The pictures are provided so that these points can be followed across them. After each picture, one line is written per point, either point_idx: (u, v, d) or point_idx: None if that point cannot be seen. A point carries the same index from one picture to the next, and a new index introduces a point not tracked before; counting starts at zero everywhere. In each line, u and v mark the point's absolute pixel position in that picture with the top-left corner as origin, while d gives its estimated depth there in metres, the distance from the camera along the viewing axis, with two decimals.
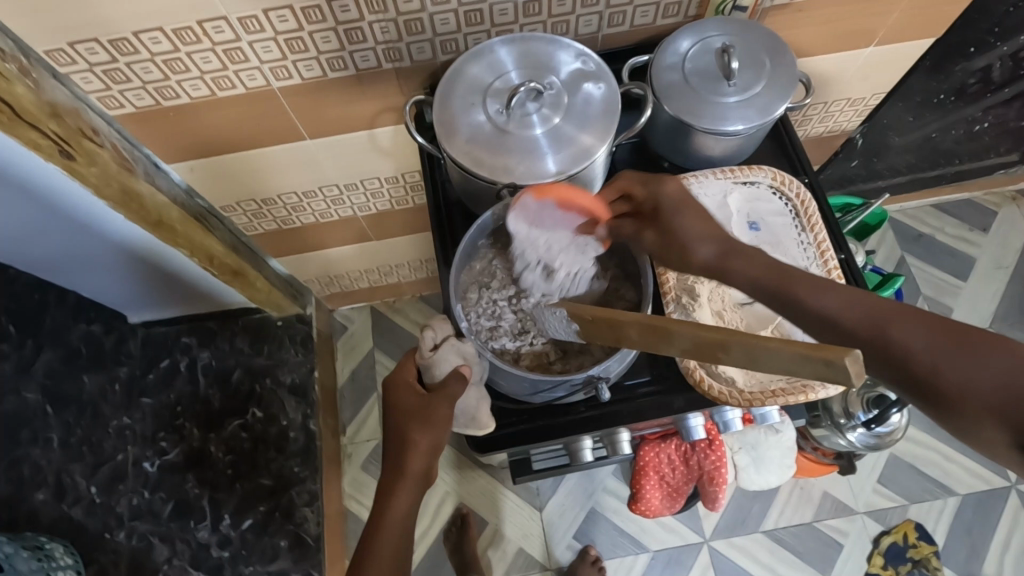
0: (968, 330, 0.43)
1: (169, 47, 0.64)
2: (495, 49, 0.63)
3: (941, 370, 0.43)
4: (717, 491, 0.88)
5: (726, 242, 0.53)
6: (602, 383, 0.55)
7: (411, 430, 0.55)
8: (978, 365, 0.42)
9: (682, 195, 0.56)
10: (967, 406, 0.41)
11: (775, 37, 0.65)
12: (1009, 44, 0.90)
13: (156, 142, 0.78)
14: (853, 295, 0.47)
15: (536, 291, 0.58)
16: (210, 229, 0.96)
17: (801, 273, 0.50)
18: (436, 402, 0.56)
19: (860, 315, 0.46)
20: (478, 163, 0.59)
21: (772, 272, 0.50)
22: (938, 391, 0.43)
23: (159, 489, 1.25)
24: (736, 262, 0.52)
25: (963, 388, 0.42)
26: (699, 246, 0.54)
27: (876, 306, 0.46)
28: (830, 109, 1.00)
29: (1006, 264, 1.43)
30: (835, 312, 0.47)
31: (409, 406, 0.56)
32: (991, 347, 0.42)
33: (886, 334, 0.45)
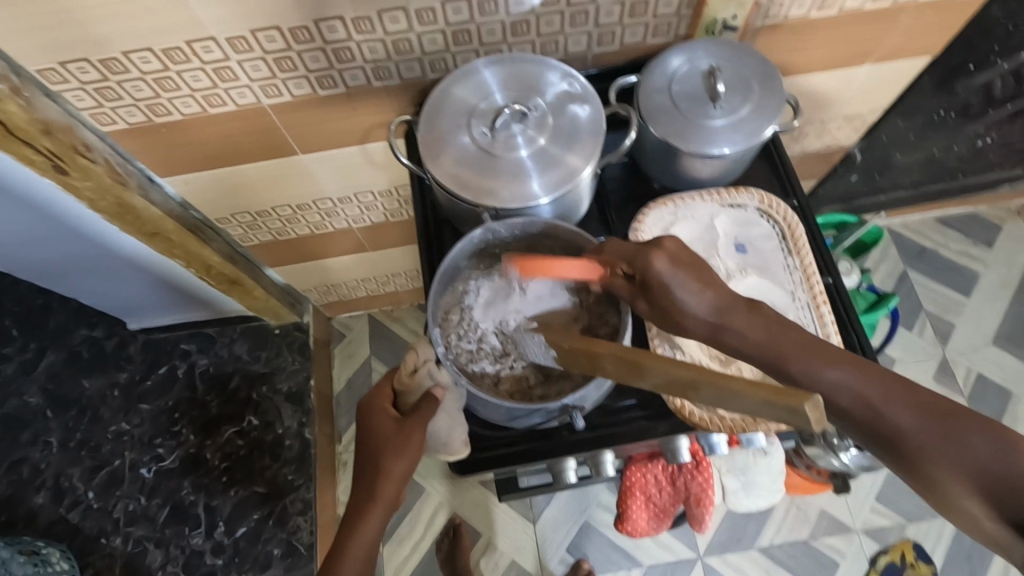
0: (958, 412, 0.42)
1: (159, 66, 0.65)
2: (481, 71, 0.63)
3: (929, 451, 0.41)
4: (705, 513, 0.87)
5: (722, 315, 0.49)
6: (577, 412, 0.55)
7: (384, 456, 0.54)
8: (966, 450, 0.40)
9: (673, 267, 0.50)
10: (951, 487, 0.41)
11: (764, 59, 0.64)
12: (1009, 61, 0.88)
13: (150, 157, 0.79)
14: (845, 367, 0.45)
15: (515, 315, 0.58)
16: (205, 241, 0.96)
17: (797, 343, 0.47)
18: (410, 428, 0.55)
19: (854, 391, 0.44)
20: (462, 186, 0.59)
21: (768, 345, 0.47)
22: (925, 470, 0.42)
23: (155, 495, 1.26)
24: (729, 334, 0.49)
25: (951, 469, 0.41)
26: (689, 321, 0.50)
27: (871, 381, 0.44)
28: (827, 125, 0.99)
29: (1010, 281, 1.42)
30: (833, 385, 0.45)
31: (384, 432, 0.56)
32: (980, 434, 0.40)
33: (879, 411, 0.43)
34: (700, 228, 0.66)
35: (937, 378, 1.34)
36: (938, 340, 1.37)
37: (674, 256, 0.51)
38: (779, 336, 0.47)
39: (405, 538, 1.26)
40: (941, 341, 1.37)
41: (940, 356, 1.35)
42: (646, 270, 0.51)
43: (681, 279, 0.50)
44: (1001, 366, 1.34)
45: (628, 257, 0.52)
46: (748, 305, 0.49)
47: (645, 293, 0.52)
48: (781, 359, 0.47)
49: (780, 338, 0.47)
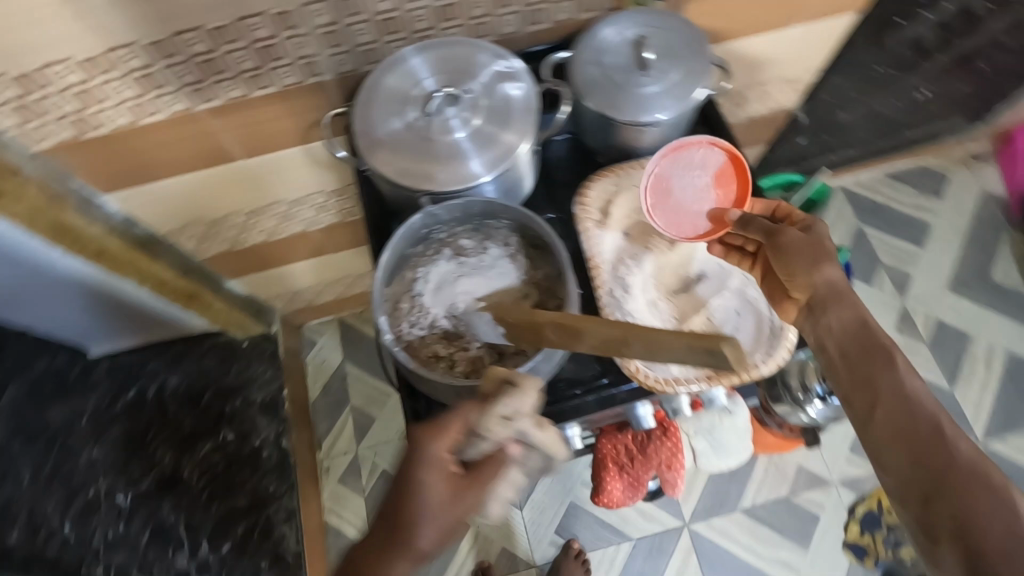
0: (984, 475, 0.46)
1: (81, 77, 0.63)
2: (410, 58, 0.62)
3: (961, 491, 0.46)
4: (676, 477, 0.88)
5: (847, 302, 0.56)
6: None
7: (421, 522, 0.51)
8: (994, 509, 0.45)
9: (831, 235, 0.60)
10: (956, 527, 0.45)
11: (690, 24, 0.65)
12: (936, 12, 0.86)
13: (87, 174, 0.77)
14: (910, 385, 0.51)
15: (465, 297, 0.59)
16: (156, 256, 0.95)
17: (876, 345, 0.54)
18: (468, 503, 0.51)
19: (904, 402, 0.51)
20: (403, 174, 0.58)
21: (860, 334, 0.54)
22: (945, 508, 0.46)
23: (134, 519, 1.20)
24: (836, 307, 0.56)
25: (964, 512, 0.45)
26: (823, 270, 0.56)
27: (938, 419, 0.50)
28: (768, 89, 1.01)
29: (961, 228, 1.46)
30: (892, 387, 0.52)
31: (440, 496, 0.50)
32: (986, 494, 0.45)
33: (914, 426, 0.50)
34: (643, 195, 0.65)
35: (899, 329, 1.37)
36: (897, 291, 1.41)
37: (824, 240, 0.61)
38: (873, 338, 0.54)
39: None
40: (900, 292, 1.41)
41: (900, 307, 1.39)
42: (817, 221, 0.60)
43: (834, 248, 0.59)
44: (957, 312, 1.38)
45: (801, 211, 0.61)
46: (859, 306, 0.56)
47: (804, 232, 0.59)
48: (862, 356, 0.54)
49: (874, 341, 0.54)
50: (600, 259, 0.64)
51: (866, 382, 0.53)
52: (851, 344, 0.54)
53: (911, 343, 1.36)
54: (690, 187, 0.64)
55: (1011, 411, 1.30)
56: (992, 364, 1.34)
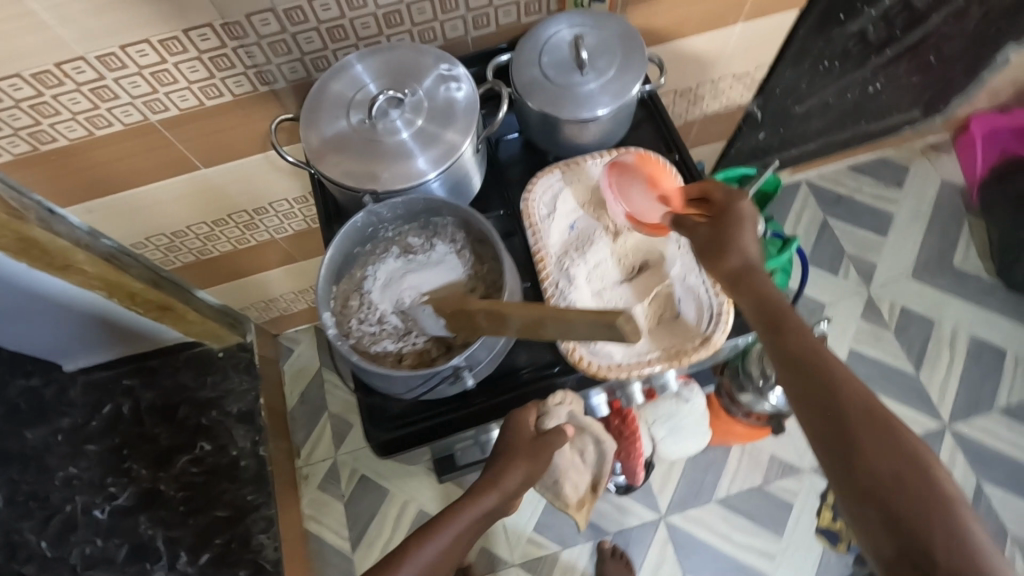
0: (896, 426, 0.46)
1: (32, 92, 0.64)
2: (354, 65, 0.64)
3: (867, 450, 0.46)
4: (636, 466, 0.86)
5: (759, 275, 0.56)
6: (467, 372, 0.55)
7: (515, 460, 0.63)
8: (896, 459, 0.45)
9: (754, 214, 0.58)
10: (866, 489, 0.45)
11: (627, 24, 0.67)
12: (876, 8, 0.91)
13: (45, 187, 0.78)
14: (823, 347, 0.51)
15: (411, 292, 0.60)
16: (123, 269, 0.95)
17: (791, 309, 0.53)
18: (545, 453, 0.64)
19: (819, 364, 0.50)
20: (347, 175, 0.60)
21: (774, 300, 0.54)
22: (857, 462, 0.46)
23: (112, 535, 1.20)
24: (749, 282, 0.56)
25: (872, 470, 0.45)
26: (732, 254, 0.57)
27: (847, 378, 0.49)
28: (718, 85, 1.04)
29: (922, 216, 1.50)
30: (805, 349, 0.51)
31: (524, 444, 0.63)
32: (901, 444, 0.45)
33: (829, 386, 0.49)
34: (586, 191, 0.69)
35: (864, 316, 1.41)
36: (862, 280, 1.44)
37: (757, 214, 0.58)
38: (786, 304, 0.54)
39: (373, 541, 1.28)
40: (865, 280, 1.44)
41: (866, 294, 1.42)
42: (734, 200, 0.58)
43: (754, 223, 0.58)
44: (920, 298, 1.42)
45: (720, 188, 0.59)
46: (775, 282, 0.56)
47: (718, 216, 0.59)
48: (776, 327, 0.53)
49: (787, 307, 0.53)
50: (546, 251, 0.65)
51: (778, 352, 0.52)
52: (767, 310, 0.54)
53: (877, 330, 1.39)
54: (639, 196, 0.66)
55: (975, 393, 1.33)
56: (955, 348, 1.37)
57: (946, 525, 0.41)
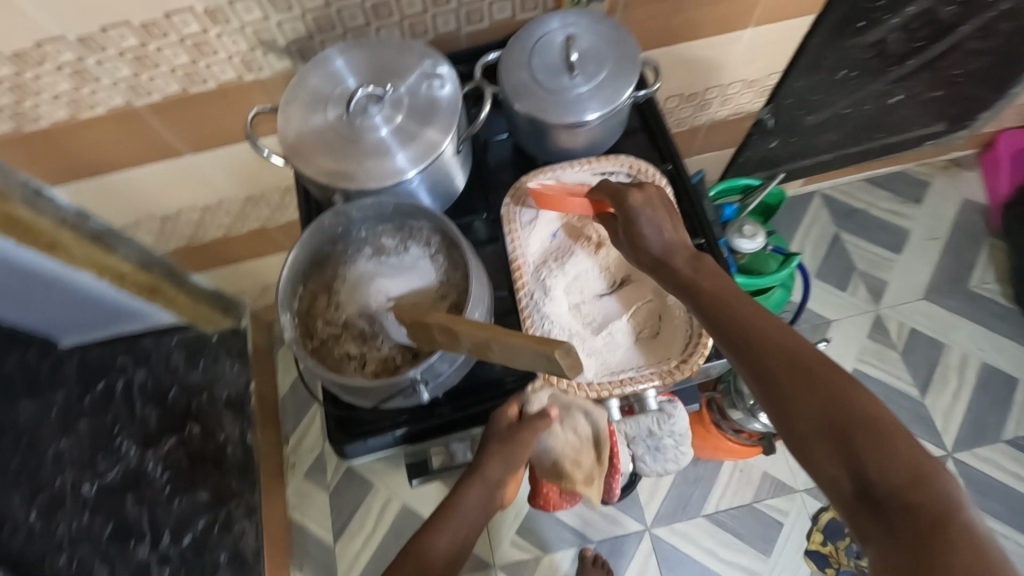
0: (820, 363, 0.49)
1: (12, 72, 0.63)
2: (336, 58, 0.62)
3: (800, 397, 0.48)
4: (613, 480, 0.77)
5: (673, 249, 0.58)
6: (423, 386, 0.53)
7: (490, 445, 0.62)
8: (824, 395, 0.47)
9: (647, 202, 0.59)
10: (805, 428, 0.47)
11: (621, 26, 0.65)
12: (899, 15, 0.87)
13: (31, 167, 0.77)
14: (745, 307, 0.53)
15: (379, 294, 0.58)
16: (112, 250, 0.96)
17: (710, 280, 0.55)
18: (525, 439, 0.61)
19: (740, 328, 0.52)
20: (320, 170, 0.58)
21: (693, 276, 0.56)
22: (794, 409, 0.48)
23: (98, 512, 1.21)
24: (666, 269, 0.57)
25: (806, 411, 0.47)
26: (643, 248, 0.58)
27: (767, 327, 0.52)
28: (727, 91, 1.01)
29: (939, 235, 1.44)
30: (728, 317, 0.53)
31: (500, 430, 0.62)
32: (828, 378, 0.48)
33: (754, 346, 0.51)
34: None
35: (870, 335, 1.36)
36: (871, 297, 1.39)
37: (651, 196, 0.59)
38: (706, 276, 0.56)
39: (355, 534, 1.27)
40: (874, 298, 1.39)
41: (874, 313, 1.38)
42: (623, 199, 0.59)
43: (652, 212, 0.59)
44: (930, 319, 1.37)
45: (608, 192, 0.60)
46: (689, 252, 0.58)
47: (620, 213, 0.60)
48: (697, 295, 0.55)
49: (708, 278, 0.55)
50: (524, 259, 0.64)
51: (703, 317, 0.54)
52: (687, 288, 0.56)
53: (883, 350, 1.35)
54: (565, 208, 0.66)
55: (981, 421, 1.28)
56: (964, 373, 1.32)
57: (876, 441, 0.44)
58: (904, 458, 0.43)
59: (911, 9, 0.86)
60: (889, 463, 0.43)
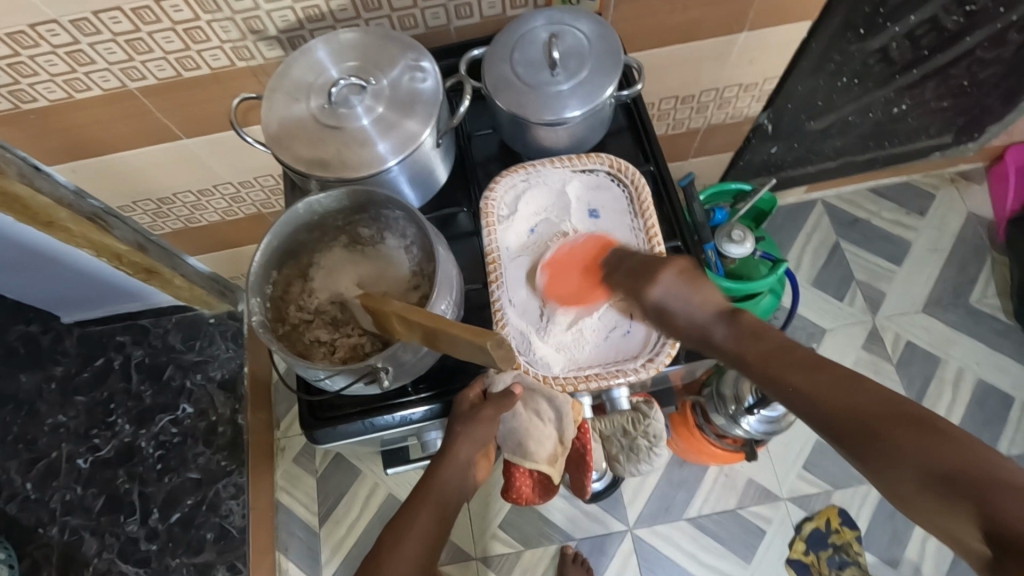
0: (899, 417, 0.45)
1: (8, 51, 0.65)
2: (320, 48, 0.63)
3: (887, 459, 0.44)
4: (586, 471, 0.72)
5: (710, 317, 0.57)
6: (384, 374, 0.53)
7: (455, 424, 0.60)
8: (911, 450, 0.43)
9: (672, 282, 0.58)
10: (909, 492, 0.43)
11: (606, 25, 0.65)
12: (901, 24, 0.86)
13: (29, 145, 0.80)
14: (798, 370, 0.51)
15: (351, 287, 0.60)
16: (110, 230, 0.97)
17: (757, 345, 0.54)
18: (488, 416, 0.59)
19: (803, 395, 0.50)
20: (300, 158, 0.59)
21: (737, 346, 0.55)
22: (888, 472, 0.44)
23: (91, 485, 1.24)
24: (713, 335, 0.57)
25: (905, 470, 0.43)
26: (678, 326, 0.58)
27: (830, 388, 0.48)
28: (723, 94, 1.01)
29: (942, 248, 1.42)
30: (786, 387, 0.51)
31: (464, 407, 0.60)
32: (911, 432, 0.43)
33: (821, 412, 0.48)
34: (551, 194, 0.68)
35: (865, 346, 1.35)
36: (868, 308, 1.38)
37: (673, 273, 0.59)
38: (754, 340, 0.55)
39: (341, 520, 1.28)
40: (872, 309, 1.38)
41: (870, 324, 1.36)
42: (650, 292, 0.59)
43: (679, 293, 0.58)
44: (928, 333, 1.35)
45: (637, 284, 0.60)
46: (726, 317, 0.57)
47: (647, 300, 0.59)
48: (748, 360, 0.54)
49: (757, 341, 0.54)
50: (498, 250, 0.65)
51: (767, 384, 0.53)
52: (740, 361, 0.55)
53: (877, 362, 1.33)
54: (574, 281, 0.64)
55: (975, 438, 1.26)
56: (959, 388, 1.30)
57: (988, 489, 0.39)
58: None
59: (913, 18, 0.85)
60: (1010, 509, 0.38)
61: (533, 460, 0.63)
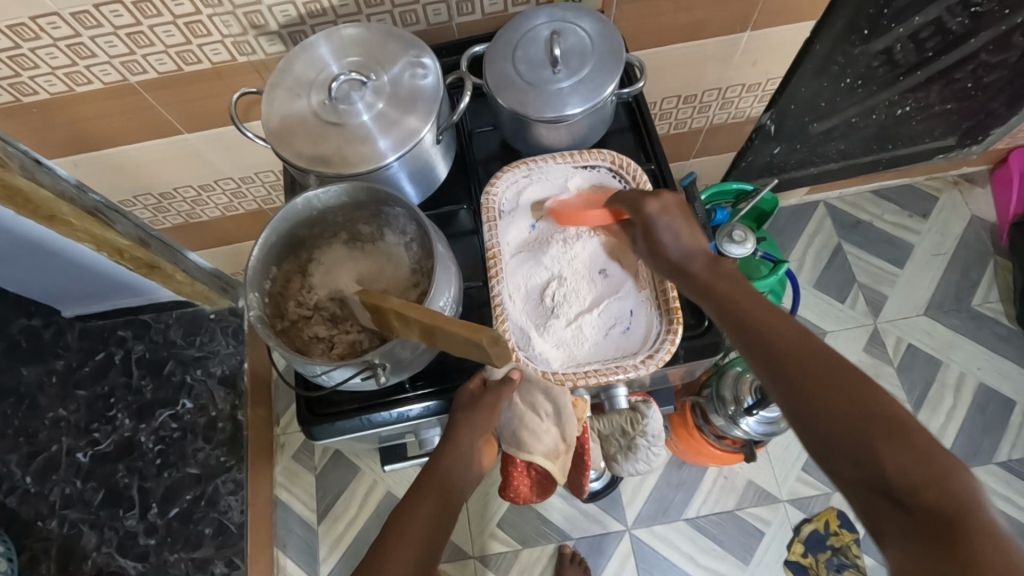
0: (838, 364, 0.47)
1: (10, 44, 0.65)
2: (321, 44, 0.63)
3: (815, 397, 0.46)
4: (584, 470, 0.72)
5: (691, 252, 0.60)
6: (380, 371, 0.53)
7: (457, 415, 0.59)
8: (839, 395, 0.45)
9: (664, 212, 0.61)
10: (822, 428, 0.45)
11: (608, 23, 0.65)
12: (905, 25, 0.86)
13: (31, 138, 0.80)
14: (762, 310, 0.53)
15: (350, 284, 0.60)
16: (111, 224, 0.97)
17: (729, 285, 0.57)
18: (489, 404, 0.58)
19: (760, 330, 0.52)
20: (299, 153, 0.59)
21: (710, 282, 0.57)
22: (808, 407, 0.47)
23: (91, 479, 1.24)
24: (686, 273, 0.59)
25: (828, 406, 0.46)
26: (665, 255, 0.60)
27: (786, 331, 0.51)
28: (726, 94, 1.01)
29: (945, 251, 1.42)
30: (746, 322, 0.53)
31: (465, 397, 0.60)
32: (844, 378, 0.46)
33: (772, 348, 0.51)
34: (552, 191, 0.68)
35: (867, 349, 1.34)
36: (870, 310, 1.37)
37: (668, 204, 0.61)
38: (729, 281, 0.57)
39: (339, 517, 1.28)
40: (873, 312, 1.37)
41: (871, 326, 1.36)
42: (645, 210, 0.61)
43: (670, 220, 0.61)
44: (930, 336, 1.35)
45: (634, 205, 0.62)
46: (710, 257, 0.60)
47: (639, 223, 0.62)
48: (718, 293, 0.57)
49: (730, 282, 0.57)
50: (499, 245, 0.65)
51: (726, 319, 0.55)
52: (710, 295, 0.57)
53: (878, 365, 1.33)
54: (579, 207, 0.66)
55: (975, 442, 1.26)
56: (960, 392, 1.30)
57: (895, 439, 0.42)
58: (925, 456, 0.40)
59: (917, 19, 0.84)
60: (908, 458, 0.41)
61: (528, 452, 0.61)
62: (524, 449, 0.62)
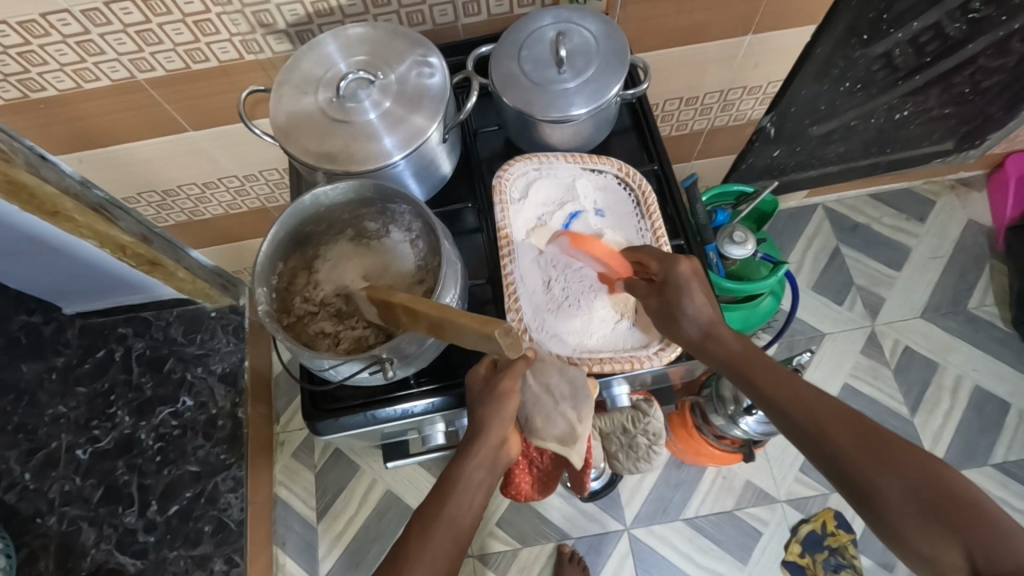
0: (889, 439, 0.49)
1: (19, 40, 0.65)
2: (329, 42, 0.64)
3: (880, 477, 0.47)
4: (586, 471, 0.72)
5: (714, 320, 0.58)
6: (388, 365, 0.54)
7: (474, 407, 0.56)
8: (900, 472, 0.47)
9: (691, 274, 0.58)
10: (895, 512, 0.46)
11: (613, 25, 0.65)
12: (904, 30, 0.87)
13: (36, 134, 0.80)
14: (796, 388, 0.54)
15: (357, 280, 0.61)
16: (114, 221, 0.97)
17: (756, 362, 0.56)
18: (504, 387, 0.56)
19: (802, 410, 0.53)
20: (306, 149, 0.59)
21: (738, 355, 0.57)
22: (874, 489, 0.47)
23: (90, 476, 1.24)
24: (711, 345, 0.57)
25: (894, 487, 0.46)
26: (687, 321, 0.58)
27: (826, 407, 0.52)
28: (727, 97, 1.02)
29: (943, 254, 1.43)
30: (784, 402, 0.54)
31: (477, 386, 0.58)
32: (898, 453, 0.47)
33: (818, 428, 0.51)
34: (559, 188, 0.68)
35: (864, 351, 1.35)
36: (867, 313, 1.38)
37: (697, 267, 0.59)
38: (756, 355, 0.57)
39: (338, 515, 1.28)
40: (870, 314, 1.38)
41: (869, 327, 1.37)
42: (671, 269, 0.59)
43: (695, 284, 0.58)
44: (927, 338, 1.36)
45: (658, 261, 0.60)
46: (731, 327, 0.58)
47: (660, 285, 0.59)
48: (750, 370, 0.56)
49: (757, 357, 0.57)
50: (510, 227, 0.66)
51: (765, 400, 0.55)
52: (741, 375, 0.56)
53: (875, 367, 1.34)
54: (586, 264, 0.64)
55: (972, 443, 1.27)
56: (957, 394, 1.31)
57: (969, 514, 0.43)
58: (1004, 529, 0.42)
59: (916, 24, 0.85)
60: (989, 535, 0.42)
61: (541, 436, 0.59)
62: (537, 436, 0.59)
